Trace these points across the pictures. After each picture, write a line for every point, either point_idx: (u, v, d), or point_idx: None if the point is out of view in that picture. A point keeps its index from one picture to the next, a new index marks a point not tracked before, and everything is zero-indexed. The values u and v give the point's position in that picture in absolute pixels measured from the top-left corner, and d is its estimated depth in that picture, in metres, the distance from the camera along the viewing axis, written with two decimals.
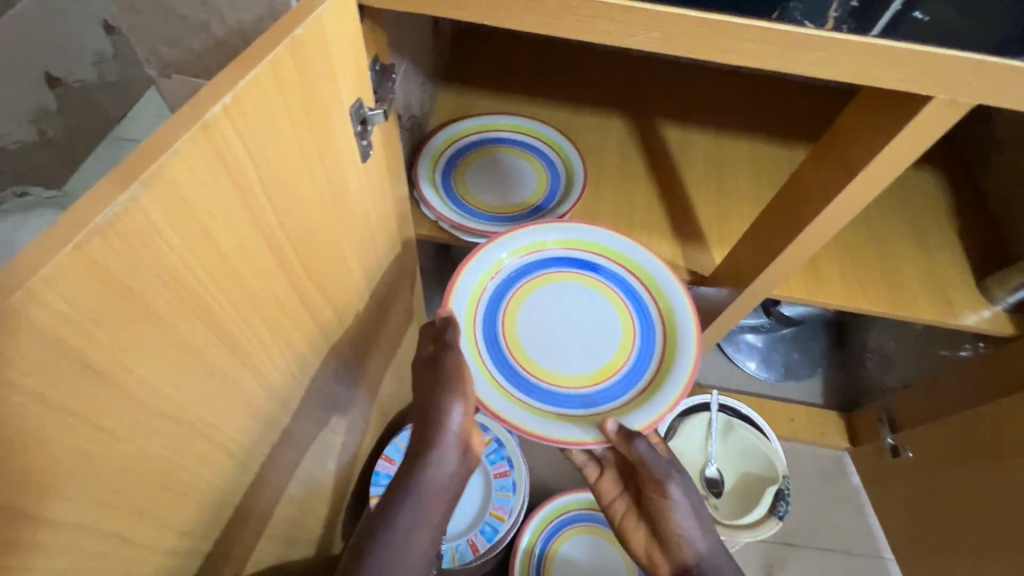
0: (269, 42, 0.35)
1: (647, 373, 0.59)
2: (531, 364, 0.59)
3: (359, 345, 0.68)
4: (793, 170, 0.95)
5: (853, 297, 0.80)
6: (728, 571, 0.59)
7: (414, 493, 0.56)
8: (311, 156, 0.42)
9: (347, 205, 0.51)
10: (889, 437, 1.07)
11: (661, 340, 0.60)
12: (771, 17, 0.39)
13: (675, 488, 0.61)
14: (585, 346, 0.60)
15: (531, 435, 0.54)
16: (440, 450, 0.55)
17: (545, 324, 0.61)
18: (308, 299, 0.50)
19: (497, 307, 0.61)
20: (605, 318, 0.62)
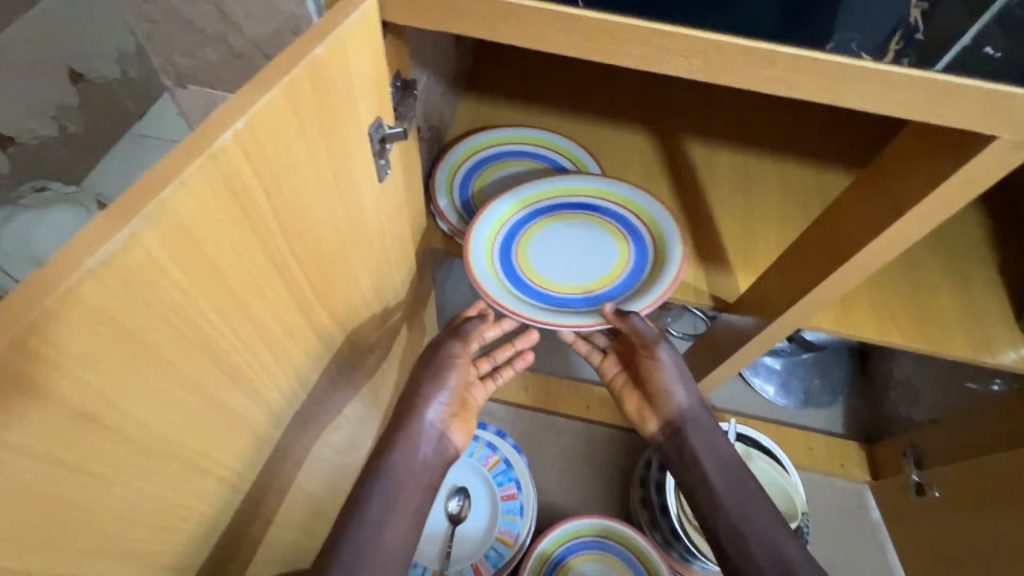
0: (286, 63, 0.33)
1: (640, 279, 0.71)
2: (544, 282, 0.71)
3: (366, 363, 0.66)
4: (823, 193, 0.91)
5: (884, 331, 0.76)
6: (704, 419, 0.73)
7: (384, 478, 0.62)
8: (327, 178, 0.40)
9: (362, 226, 0.49)
10: (914, 474, 1.03)
11: (651, 255, 0.72)
12: (825, 48, 0.36)
13: (662, 350, 0.72)
14: (586, 262, 0.72)
15: (546, 324, 0.66)
16: (415, 431, 0.65)
17: (550, 249, 0.73)
18: (319, 322, 0.49)
19: (512, 240, 0.72)
20: (603, 243, 0.73)
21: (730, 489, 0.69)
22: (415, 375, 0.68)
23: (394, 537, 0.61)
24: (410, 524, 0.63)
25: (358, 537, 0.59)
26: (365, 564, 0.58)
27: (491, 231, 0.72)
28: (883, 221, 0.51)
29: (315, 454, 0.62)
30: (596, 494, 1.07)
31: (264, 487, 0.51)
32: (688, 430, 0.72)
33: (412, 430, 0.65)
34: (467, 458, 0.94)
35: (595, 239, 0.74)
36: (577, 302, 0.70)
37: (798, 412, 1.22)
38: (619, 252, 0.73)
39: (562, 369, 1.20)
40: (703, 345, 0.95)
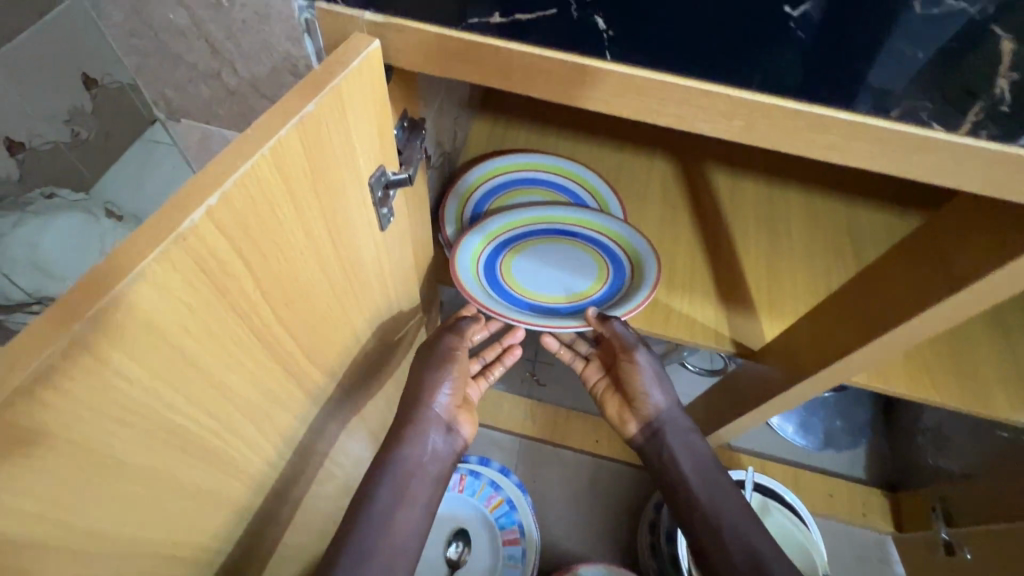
0: (273, 122, 0.29)
1: (619, 291, 0.69)
2: (533, 295, 0.69)
3: (361, 402, 0.62)
4: (855, 232, 0.85)
5: (919, 385, 0.70)
6: (681, 419, 0.69)
7: (393, 470, 0.59)
8: (321, 238, 0.37)
9: (360, 278, 0.46)
10: (943, 531, 0.96)
11: (629, 270, 0.71)
12: (890, 115, 0.32)
13: (641, 354, 0.66)
14: (569, 272, 0.71)
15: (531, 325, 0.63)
16: (422, 423, 0.61)
17: (533, 264, 0.71)
18: (310, 382, 0.45)
19: (495, 258, 0.70)
20: (583, 262, 0.72)
21: (708, 491, 0.66)
22: (414, 369, 0.63)
23: (404, 527, 0.58)
24: (421, 515, 0.60)
25: (368, 531, 0.56)
26: (376, 555, 0.56)
27: (476, 249, 0.70)
28: (936, 291, 0.46)
29: (307, 505, 0.59)
30: (602, 535, 1.02)
31: (245, 555, 0.47)
32: (667, 434, 0.68)
33: (419, 422, 0.61)
34: (468, 497, 0.90)
35: (576, 258, 0.72)
36: (565, 309, 0.68)
37: (818, 453, 1.16)
38: (596, 260, 0.72)
39: (570, 400, 1.16)
40: (721, 387, 0.89)
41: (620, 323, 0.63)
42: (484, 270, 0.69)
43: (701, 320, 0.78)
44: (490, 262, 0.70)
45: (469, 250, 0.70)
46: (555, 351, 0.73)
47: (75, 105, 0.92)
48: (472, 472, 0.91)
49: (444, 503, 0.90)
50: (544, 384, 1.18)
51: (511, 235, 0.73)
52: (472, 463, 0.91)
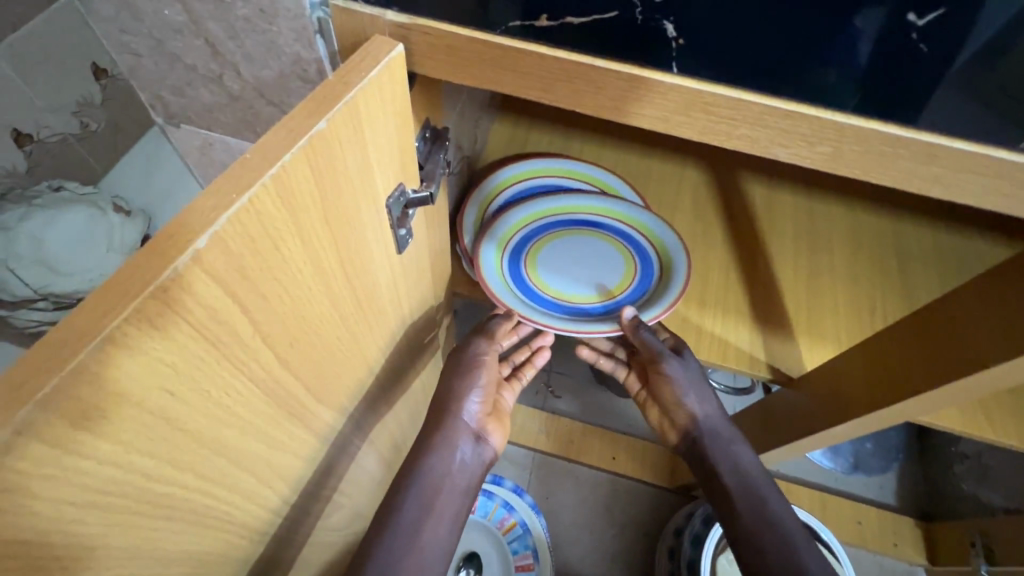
0: (274, 144, 0.24)
1: (650, 287, 0.65)
2: (561, 294, 0.65)
3: (381, 418, 0.59)
4: (902, 250, 0.79)
5: (974, 421, 0.64)
6: (726, 432, 0.62)
7: (420, 480, 0.54)
8: (333, 270, 0.32)
9: (375, 306, 0.42)
10: (983, 568, 0.88)
11: (658, 263, 0.66)
12: (1018, 146, 0.30)
13: (673, 364, 0.61)
14: (596, 268, 0.66)
15: (559, 332, 0.60)
16: (450, 430, 0.56)
17: (559, 260, 0.66)
18: (317, 421, 0.41)
19: (519, 256, 0.66)
20: (610, 256, 0.67)
21: (755, 506, 0.58)
22: (444, 373, 0.59)
23: (431, 544, 0.52)
24: (449, 530, 0.54)
25: (391, 545, 0.50)
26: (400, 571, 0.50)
27: (499, 248, 0.66)
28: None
29: (312, 539, 0.55)
30: (617, 559, 0.97)
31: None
32: (712, 448, 0.62)
33: (447, 429, 0.56)
34: (480, 518, 0.86)
35: (602, 252, 0.68)
36: (596, 309, 0.64)
37: (847, 477, 1.11)
38: (624, 252, 0.67)
39: (587, 414, 1.11)
40: (752, 412, 0.84)
41: (645, 327, 0.60)
42: (508, 270, 0.65)
43: (735, 343, 0.72)
44: (514, 260, 0.65)
45: (492, 250, 0.66)
46: (592, 364, 0.68)
47: (84, 97, 0.71)
48: (485, 491, 0.87)
49: None
50: (560, 396, 1.13)
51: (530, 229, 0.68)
52: (485, 483, 0.87)
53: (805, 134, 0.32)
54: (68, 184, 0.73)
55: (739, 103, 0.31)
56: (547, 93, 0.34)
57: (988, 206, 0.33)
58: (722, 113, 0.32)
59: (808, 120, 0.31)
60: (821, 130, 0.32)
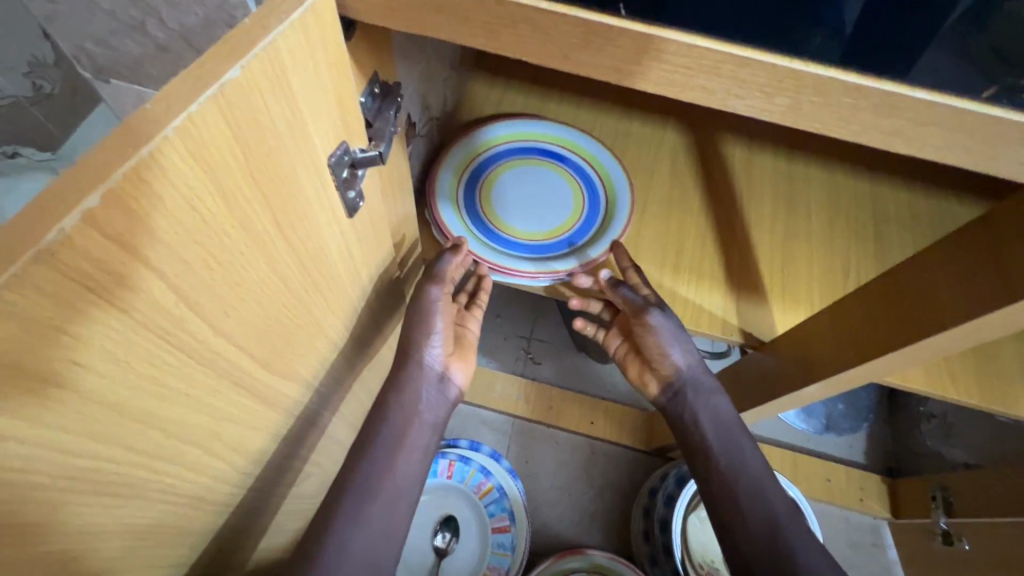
0: (178, 92, 0.22)
1: (602, 206, 0.72)
2: (528, 230, 0.70)
3: (350, 388, 0.58)
4: (877, 211, 0.79)
5: (938, 380, 0.65)
6: (695, 379, 0.63)
7: (390, 418, 0.54)
8: (268, 234, 0.31)
9: (326, 272, 0.40)
10: (941, 521, 0.92)
11: (601, 182, 0.73)
12: (982, 96, 0.29)
13: (653, 317, 0.61)
14: (551, 199, 0.72)
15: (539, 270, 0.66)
16: (413, 375, 0.55)
17: (515, 199, 0.72)
18: (271, 393, 0.40)
19: (475, 204, 0.70)
20: (558, 184, 0.73)
21: (721, 446, 0.60)
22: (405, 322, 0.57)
23: (403, 479, 0.53)
24: (420, 463, 0.55)
25: (364, 488, 0.51)
26: (376, 500, 0.51)
27: (455, 201, 0.70)
28: (1003, 294, 0.41)
29: (283, 507, 0.56)
30: (594, 517, 1.00)
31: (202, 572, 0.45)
32: (684, 395, 0.63)
33: (410, 374, 0.55)
34: (457, 483, 0.87)
35: (550, 180, 0.73)
36: (563, 241, 0.69)
37: (818, 437, 1.13)
38: (565, 180, 0.73)
39: (567, 380, 1.12)
40: (725, 375, 0.85)
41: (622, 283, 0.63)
42: (472, 220, 0.69)
43: (708, 308, 0.72)
44: (475, 212, 0.70)
45: (448, 205, 0.70)
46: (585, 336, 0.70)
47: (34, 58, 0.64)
48: (461, 458, 0.88)
49: (434, 490, 0.87)
50: (540, 362, 1.13)
51: (473, 184, 0.72)
52: (462, 449, 0.87)
53: (762, 84, 0.30)
54: (23, 151, 0.70)
55: (693, 51, 0.30)
56: (491, 40, 0.32)
57: (947, 159, 0.32)
58: (675, 61, 0.31)
59: (764, 68, 0.30)
60: (779, 79, 0.30)
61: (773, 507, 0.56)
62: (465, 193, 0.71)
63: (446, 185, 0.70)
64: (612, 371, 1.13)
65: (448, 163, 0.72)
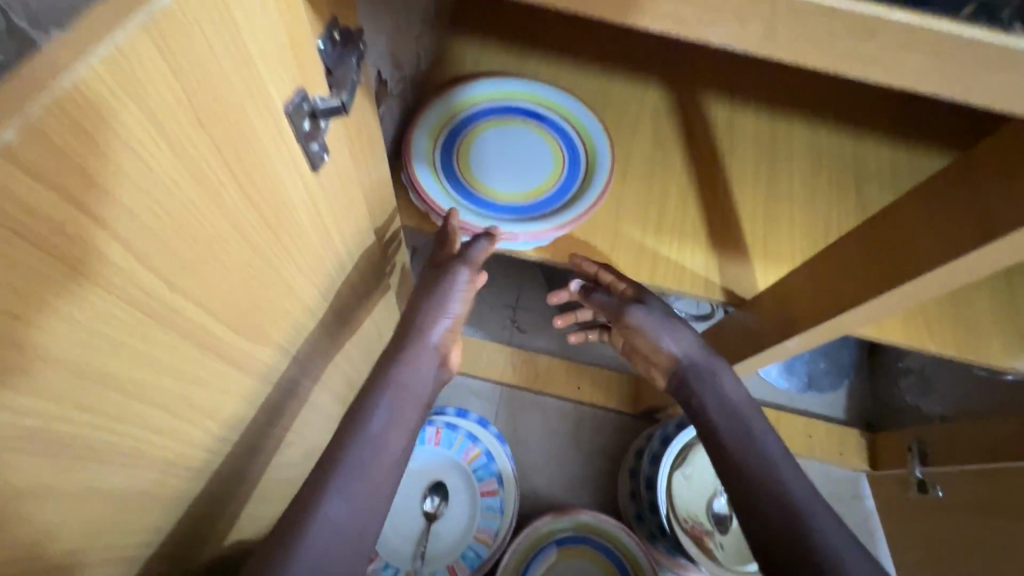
0: (101, 16, 0.20)
1: (581, 158, 0.71)
2: (512, 193, 0.69)
3: (333, 356, 0.57)
4: (858, 166, 0.78)
5: (914, 331, 0.66)
6: (701, 364, 0.66)
7: (391, 389, 0.56)
8: (222, 185, 0.29)
9: (292, 229, 0.38)
10: (917, 470, 0.95)
11: (577, 134, 0.72)
12: (962, 17, 0.28)
13: (638, 311, 0.67)
14: (529, 158, 0.71)
15: (530, 233, 0.66)
16: (416, 349, 0.58)
17: (493, 162, 0.70)
18: (242, 355, 0.39)
19: (454, 172, 0.69)
20: (534, 142, 0.72)
21: (731, 425, 0.62)
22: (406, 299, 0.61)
23: (391, 450, 0.54)
24: (407, 438, 0.56)
25: (360, 452, 0.52)
26: (368, 471, 0.51)
27: (432, 171, 0.68)
28: (978, 237, 0.41)
29: (266, 476, 0.55)
30: (583, 479, 1.02)
31: (181, 539, 0.44)
32: (692, 380, 0.66)
33: (413, 348, 0.58)
34: (445, 450, 0.88)
35: (525, 139, 0.72)
36: (547, 200, 0.69)
37: (801, 395, 1.15)
38: (544, 139, 0.72)
39: (553, 347, 1.12)
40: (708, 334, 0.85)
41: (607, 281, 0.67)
42: (453, 190, 0.68)
43: (690, 268, 0.72)
44: (454, 180, 0.68)
45: (426, 176, 0.68)
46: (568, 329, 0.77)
47: None
48: (448, 425, 0.88)
49: (422, 457, 0.88)
50: (527, 331, 1.13)
51: (448, 151, 0.70)
52: (449, 416, 0.88)
53: (734, 10, 0.29)
54: None
55: None
56: None
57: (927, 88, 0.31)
58: None
59: None
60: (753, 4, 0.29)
61: (791, 482, 0.56)
62: (442, 161, 0.69)
63: (421, 155, 0.68)
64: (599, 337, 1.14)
65: (418, 131, 0.69)
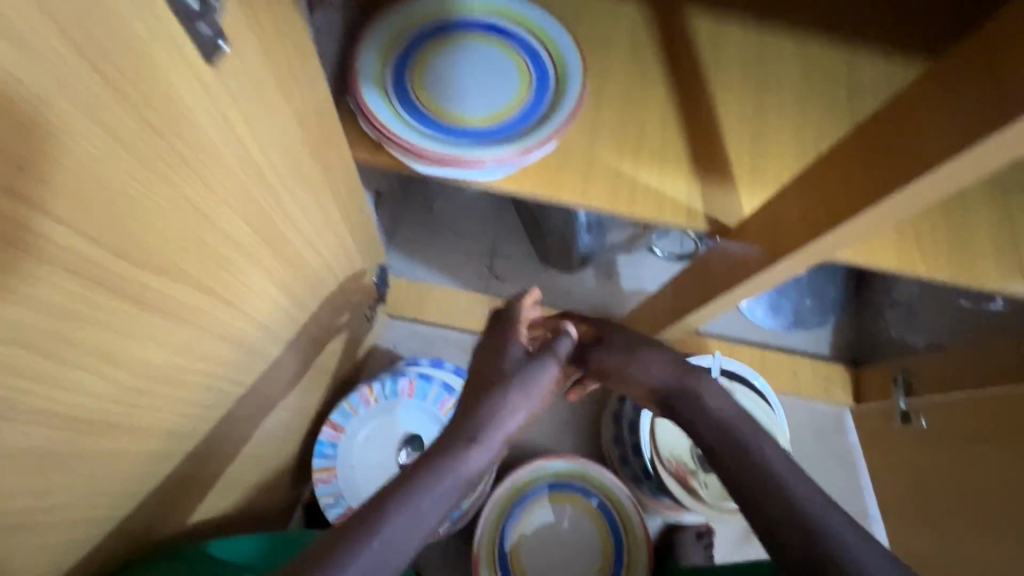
0: None
1: (548, 71, 0.63)
2: (477, 116, 0.62)
3: (274, 298, 0.52)
4: (853, 81, 0.72)
5: (907, 255, 0.61)
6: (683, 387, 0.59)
7: (458, 459, 0.49)
8: (59, 53, 0.23)
9: (190, 137, 0.32)
10: (901, 401, 0.94)
11: (541, 45, 0.64)
12: None
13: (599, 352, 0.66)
14: (491, 76, 0.63)
15: (502, 158, 0.59)
16: (492, 430, 0.52)
17: (452, 84, 0.63)
18: (140, 289, 0.33)
19: (409, 98, 0.61)
20: (495, 58, 0.64)
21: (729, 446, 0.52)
22: (489, 371, 0.58)
23: (420, 523, 0.46)
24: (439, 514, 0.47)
25: (402, 514, 0.45)
26: (391, 528, 0.44)
27: (385, 99, 0.61)
28: (981, 129, 0.35)
29: (209, 428, 0.51)
30: (565, 426, 1.00)
31: (100, 492, 0.40)
32: (678, 402, 0.59)
33: (490, 425, 0.53)
34: (420, 401, 0.85)
35: (484, 56, 0.64)
36: (515, 121, 0.62)
37: (787, 334, 1.13)
38: (505, 53, 0.64)
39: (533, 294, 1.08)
40: (691, 270, 0.81)
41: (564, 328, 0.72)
42: (411, 117, 0.60)
43: (671, 196, 0.66)
44: (411, 106, 0.61)
45: (379, 104, 0.60)
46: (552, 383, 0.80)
47: None
48: (422, 376, 0.86)
49: (396, 409, 0.84)
50: (505, 279, 1.08)
51: (400, 74, 0.62)
52: (423, 367, 0.87)
53: None
54: None
55: None
56: None
57: None
58: None
59: None
60: None
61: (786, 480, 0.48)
62: (394, 86, 0.61)
63: (370, 80, 0.60)
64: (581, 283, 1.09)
65: (363, 53, 0.61)
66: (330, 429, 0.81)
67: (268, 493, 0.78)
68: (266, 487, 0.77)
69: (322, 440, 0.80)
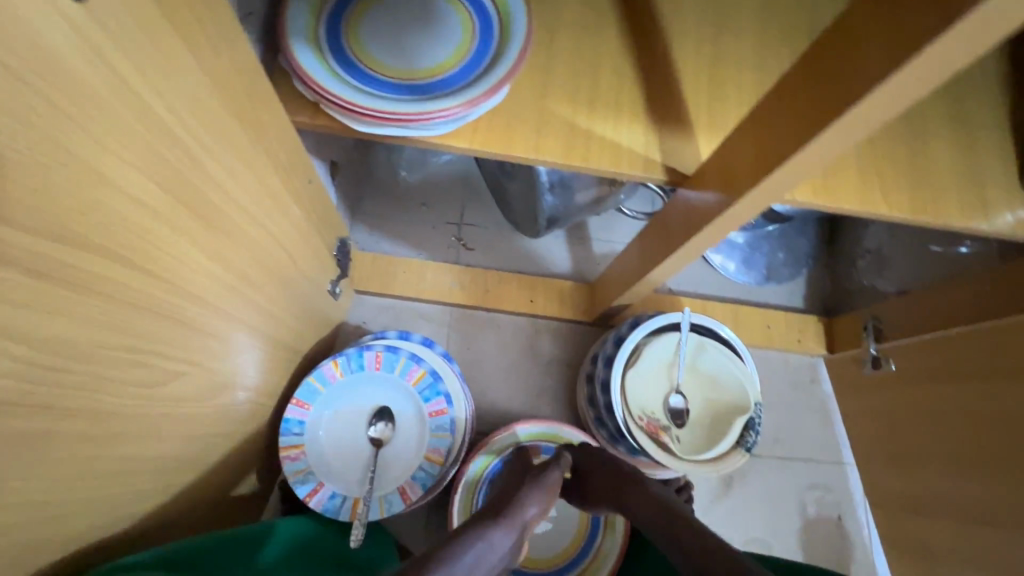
0: None
1: (491, 16, 0.60)
2: (421, 70, 0.58)
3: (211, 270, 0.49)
4: (812, 19, 0.69)
5: (868, 194, 0.60)
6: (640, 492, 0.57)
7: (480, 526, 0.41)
8: None
9: (66, 88, 0.29)
10: (872, 347, 0.95)
11: None
12: None
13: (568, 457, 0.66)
14: (431, 25, 0.60)
15: (448, 109, 0.56)
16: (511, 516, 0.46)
17: (390, 38, 0.59)
18: (31, 258, 0.30)
19: (346, 56, 0.58)
20: (434, 7, 0.60)
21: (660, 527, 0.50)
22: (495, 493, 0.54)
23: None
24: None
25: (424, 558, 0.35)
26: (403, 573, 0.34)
27: (320, 58, 0.57)
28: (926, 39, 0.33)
29: (156, 408, 0.49)
30: (541, 392, 1.00)
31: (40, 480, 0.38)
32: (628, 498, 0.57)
33: (508, 512, 0.46)
34: (388, 373, 0.83)
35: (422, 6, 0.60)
36: (461, 72, 0.58)
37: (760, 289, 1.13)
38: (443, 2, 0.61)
39: (503, 262, 1.06)
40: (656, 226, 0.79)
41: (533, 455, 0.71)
42: (350, 76, 0.57)
43: (628, 146, 0.64)
44: (349, 65, 0.57)
45: (313, 63, 0.56)
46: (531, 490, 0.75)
47: None
48: (389, 348, 0.84)
49: (364, 382, 0.83)
50: (473, 248, 1.06)
51: (333, 33, 0.58)
52: (390, 339, 0.85)
53: None
54: None
55: None
56: None
57: None
58: None
59: None
60: None
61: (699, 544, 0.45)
62: (329, 45, 0.58)
63: (301, 39, 0.57)
64: (551, 248, 1.07)
65: (290, 10, 0.57)
66: (297, 407, 0.79)
67: (238, 476, 0.77)
68: (235, 471, 0.75)
69: (287, 417, 0.77)
